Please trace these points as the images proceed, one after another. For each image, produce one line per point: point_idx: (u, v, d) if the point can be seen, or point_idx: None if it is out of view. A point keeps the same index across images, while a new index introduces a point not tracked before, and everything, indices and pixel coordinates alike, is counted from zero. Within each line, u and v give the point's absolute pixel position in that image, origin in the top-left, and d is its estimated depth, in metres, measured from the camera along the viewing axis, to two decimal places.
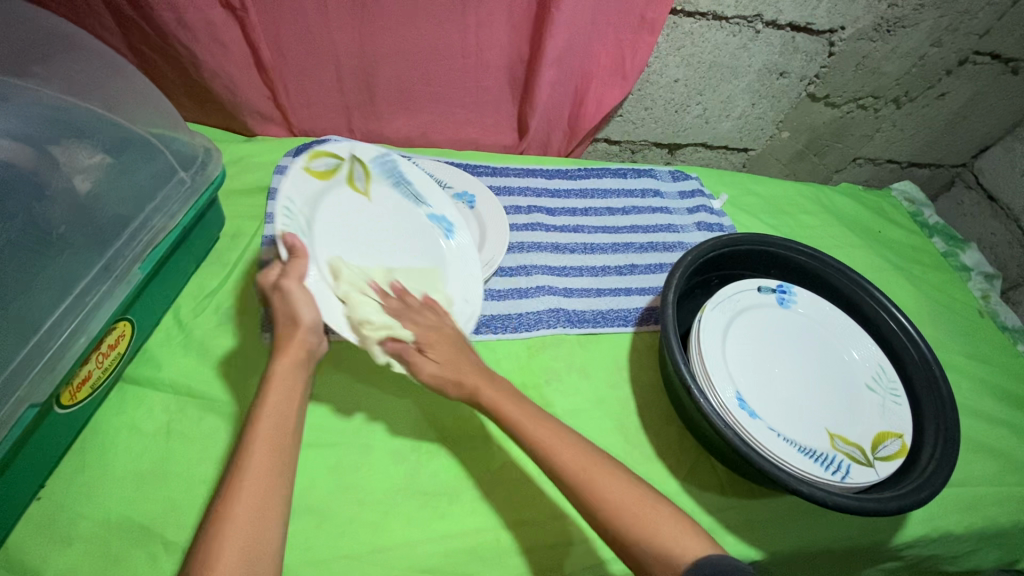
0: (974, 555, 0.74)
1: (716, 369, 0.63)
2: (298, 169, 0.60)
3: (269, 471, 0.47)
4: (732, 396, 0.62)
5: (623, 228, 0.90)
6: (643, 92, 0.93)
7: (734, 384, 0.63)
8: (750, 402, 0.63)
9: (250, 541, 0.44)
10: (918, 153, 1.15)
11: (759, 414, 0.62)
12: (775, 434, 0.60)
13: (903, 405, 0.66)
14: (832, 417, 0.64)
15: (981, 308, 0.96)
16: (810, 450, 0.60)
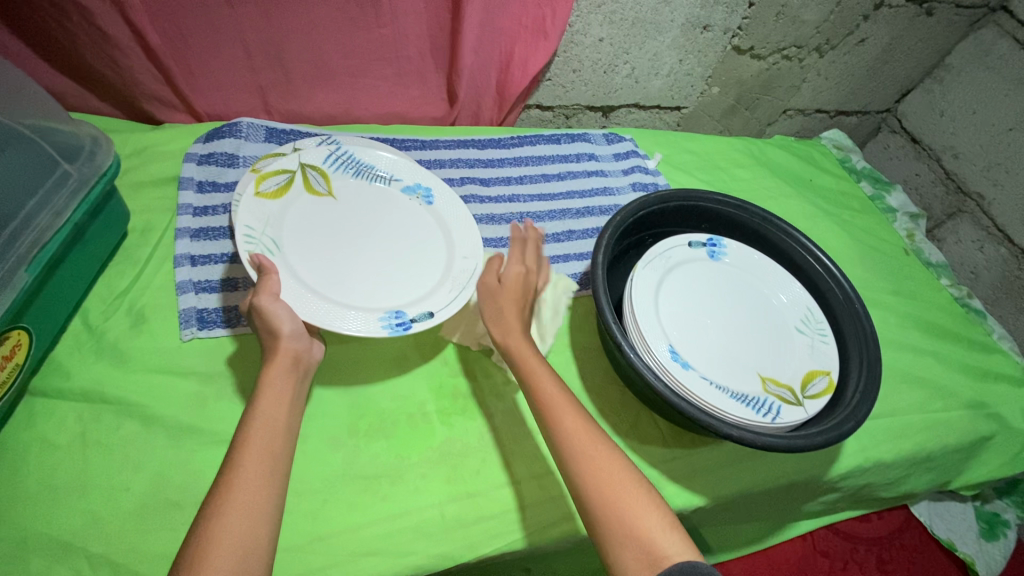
0: (906, 479, 0.79)
1: (649, 326, 0.63)
2: (246, 196, 0.63)
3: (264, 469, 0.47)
4: (665, 351, 0.62)
5: (559, 195, 0.89)
6: (569, 54, 0.91)
7: (667, 339, 0.64)
8: (684, 354, 0.63)
9: (247, 534, 0.43)
10: (844, 101, 1.17)
11: (692, 365, 0.63)
12: (709, 384, 0.61)
13: (830, 344, 0.68)
14: (764, 362, 0.65)
15: (908, 247, 1.00)
16: (743, 395, 0.61)
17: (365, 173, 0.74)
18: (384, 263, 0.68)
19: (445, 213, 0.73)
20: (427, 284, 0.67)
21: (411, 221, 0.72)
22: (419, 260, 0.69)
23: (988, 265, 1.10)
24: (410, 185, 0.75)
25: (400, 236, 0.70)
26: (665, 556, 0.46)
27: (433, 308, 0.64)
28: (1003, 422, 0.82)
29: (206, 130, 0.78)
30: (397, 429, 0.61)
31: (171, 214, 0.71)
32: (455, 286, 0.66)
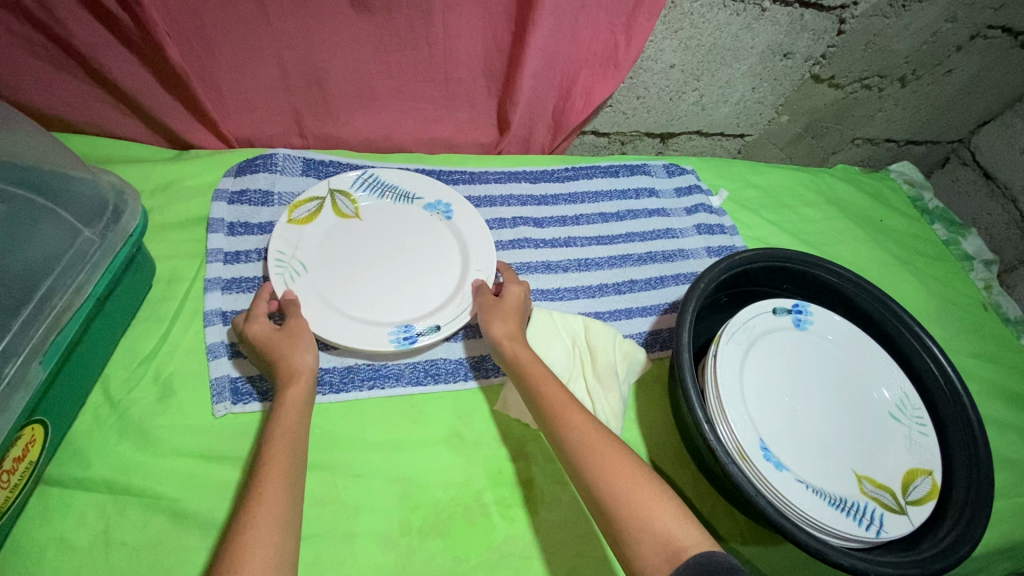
0: (987, 568, 0.73)
1: (739, 417, 0.56)
2: (279, 226, 0.64)
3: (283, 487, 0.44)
4: (756, 447, 0.55)
5: (618, 237, 0.81)
6: (635, 81, 0.82)
7: (757, 431, 0.57)
8: (775, 451, 0.57)
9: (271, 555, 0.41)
10: (916, 131, 1.08)
11: (785, 464, 0.56)
12: (805, 488, 0.54)
13: (930, 435, 0.60)
14: (860, 455, 0.59)
15: (985, 301, 0.93)
16: (841, 500, 0.55)
17: (390, 193, 0.72)
18: (398, 279, 0.66)
19: (461, 223, 0.71)
20: (436, 300, 0.65)
21: (426, 234, 0.70)
22: (434, 271, 0.67)
23: None
24: (431, 202, 0.72)
25: (419, 254, 0.68)
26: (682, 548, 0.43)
27: (440, 321, 0.62)
28: None
29: (238, 161, 0.70)
30: (454, 524, 0.54)
31: (200, 260, 0.64)
32: (463, 302, 0.64)
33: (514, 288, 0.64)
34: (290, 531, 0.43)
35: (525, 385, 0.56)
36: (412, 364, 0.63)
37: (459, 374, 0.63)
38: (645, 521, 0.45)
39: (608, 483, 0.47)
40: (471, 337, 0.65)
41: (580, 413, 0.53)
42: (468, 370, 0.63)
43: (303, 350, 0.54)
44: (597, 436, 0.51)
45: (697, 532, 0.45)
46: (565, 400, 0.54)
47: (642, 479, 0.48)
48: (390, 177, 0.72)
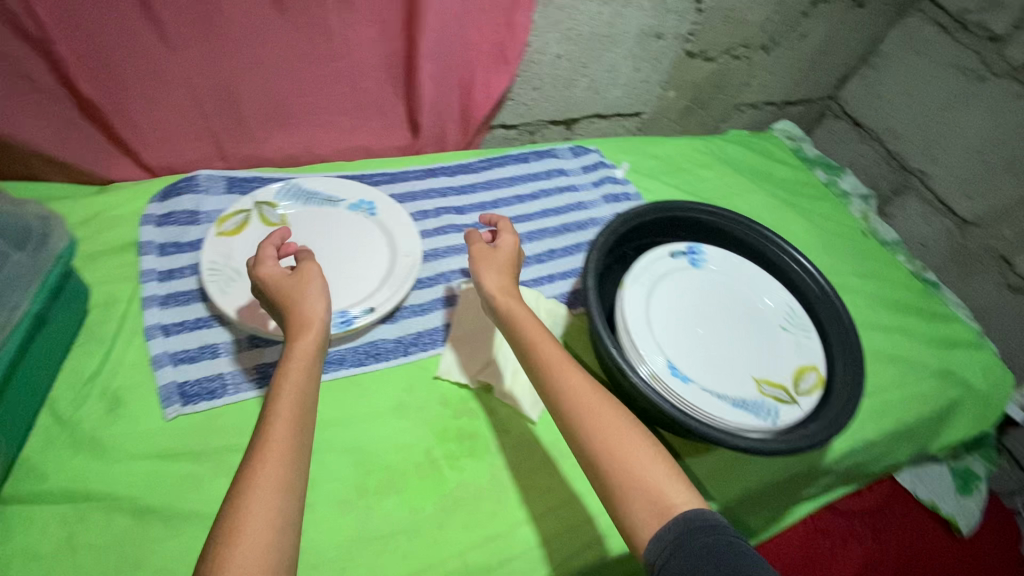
0: (891, 453, 0.83)
1: (647, 346, 0.64)
2: (209, 240, 0.68)
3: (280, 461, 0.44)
4: (665, 368, 0.63)
5: (535, 214, 0.89)
6: (529, 73, 0.91)
7: (665, 355, 0.65)
8: (683, 369, 0.64)
9: (269, 525, 0.41)
10: (790, 93, 1.22)
11: (692, 379, 0.64)
12: (711, 396, 0.62)
13: (813, 337, 0.70)
14: (757, 363, 0.67)
15: (864, 229, 1.06)
16: (743, 401, 0.63)
17: (315, 198, 0.77)
18: (331, 271, 0.70)
19: (386, 218, 0.77)
20: (369, 285, 0.70)
21: (353, 232, 0.75)
22: (364, 261, 0.72)
23: (935, 237, 1.15)
24: (354, 202, 0.78)
25: (349, 248, 0.73)
26: (673, 506, 0.47)
27: (373, 303, 0.67)
28: (969, 386, 0.88)
29: (162, 187, 0.74)
30: (407, 481, 0.59)
31: (135, 282, 0.67)
32: (394, 283, 0.69)
33: (507, 241, 0.66)
34: (293, 495, 0.44)
35: (526, 340, 0.57)
36: (353, 348, 0.67)
37: (398, 351, 0.68)
38: (642, 480, 0.48)
39: (608, 446, 0.50)
40: (406, 317, 0.71)
41: (581, 372, 0.55)
42: (407, 346, 0.68)
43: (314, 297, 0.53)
44: (593, 395, 0.53)
45: (687, 490, 0.48)
46: (568, 358, 0.56)
47: (638, 441, 0.51)
48: (313, 185, 0.78)
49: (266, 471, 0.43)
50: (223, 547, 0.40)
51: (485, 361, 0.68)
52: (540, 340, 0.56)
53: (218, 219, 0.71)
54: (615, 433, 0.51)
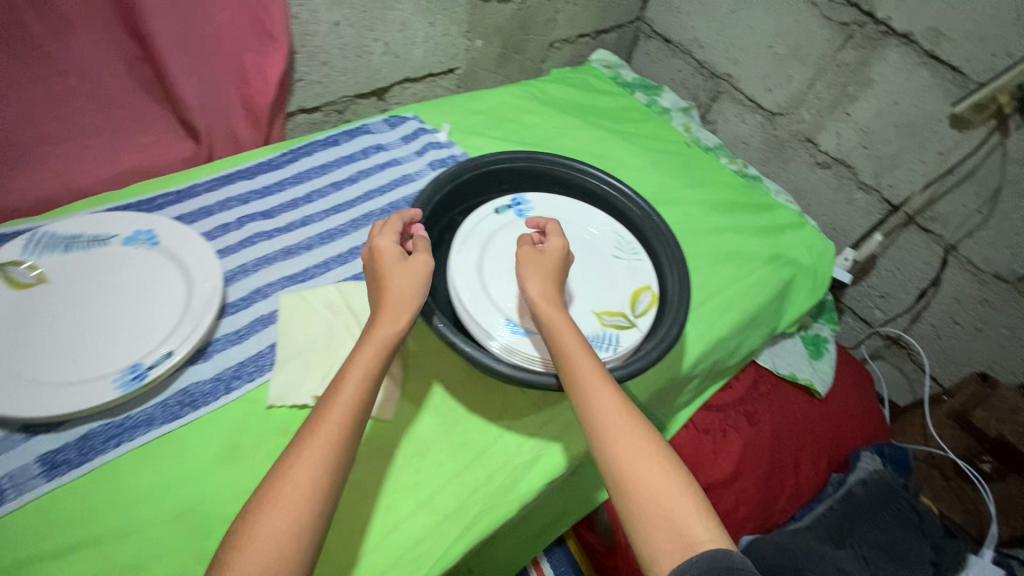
0: (745, 342, 0.89)
1: (481, 310, 0.62)
2: None
3: (319, 464, 0.47)
4: (502, 327, 0.61)
5: (357, 199, 0.82)
6: (309, 48, 0.83)
7: (503, 314, 0.63)
8: (523, 323, 0.63)
9: (284, 526, 0.44)
10: (599, 21, 1.23)
11: (533, 330, 0.63)
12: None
13: (644, 259, 0.72)
14: (595, 297, 0.67)
15: (688, 140, 1.10)
16: (586, 338, 0.63)
17: (76, 242, 0.65)
18: (113, 322, 0.60)
19: (173, 245, 0.67)
20: (165, 326, 0.61)
21: (134, 270, 0.65)
22: (153, 300, 0.63)
23: (753, 133, 1.23)
24: (129, 235, 0.67)
25: (133, 289, 0.63)
26: (697, 543, 0.48)
27: (172, 347, 0.59)
28: (800, 264, 0.95)
29: None
30: None
31: None
32: (194, 318, 0.61)
33: (556, 243, 0.63)
34: None
35: (557, 351, 0.56)
36: (161, 403, 0.59)
37: (219, 390, 0.60)
38: (671, 513, 0.49)
39: (637, 475, 0.51)
40: (221, 350, 0.63)
41: (609, 387, 0.55)
42: (228, 383, 0.61)
43: (401, 289, 0.55)
44: (619, 414, 0.54)
45: (714, 527, 0.49)
46: (600, 372, 0.55)
47: (670, 478, 0.51)
48: (69, 227, 0.66)
49: (301, 480, 0.46)
50: (239, 542, 0.44)
51: (322, 373, 0.62)
52: (572, 345, 0.56)
53: None
54: (634, 448, 0.53)
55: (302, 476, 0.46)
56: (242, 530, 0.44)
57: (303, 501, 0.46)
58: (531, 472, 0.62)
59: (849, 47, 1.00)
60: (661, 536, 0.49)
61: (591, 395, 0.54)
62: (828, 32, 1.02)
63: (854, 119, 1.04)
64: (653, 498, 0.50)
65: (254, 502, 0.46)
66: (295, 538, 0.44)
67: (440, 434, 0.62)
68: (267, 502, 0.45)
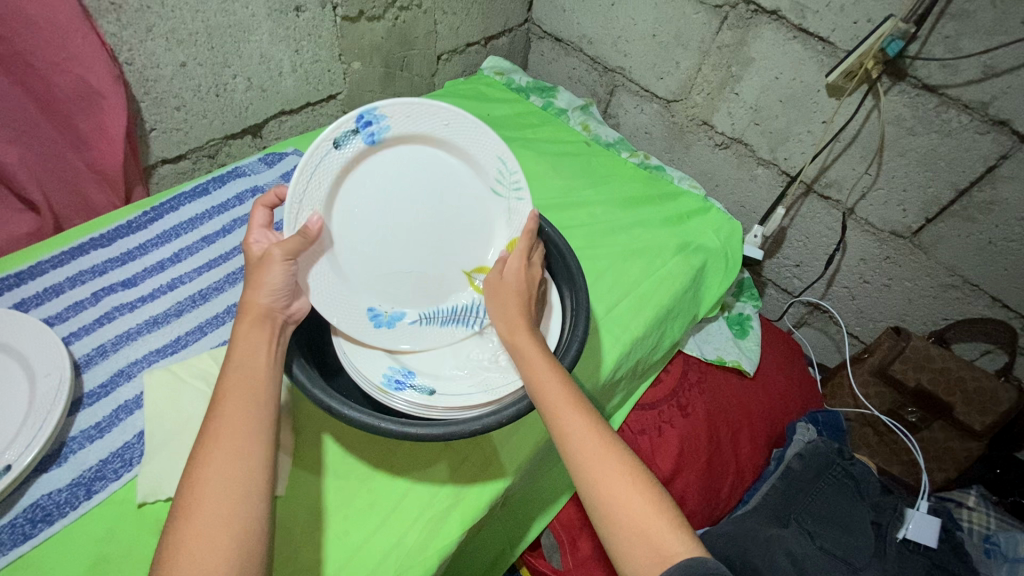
0: (667, 336, 0.88)
1: (337, 305, 0.56)
2: None
3: (238, 446, 0.43)
4: (364, 320, 0.58)
5: (234, 250, 0.75)
6: (155, 94, 0.76)
7: (363, 300, 0.59)
8: (387, 308, 0.61)
9: (223, 519, 0.41)
10: (485, 28, 1.21)
11: (399, 314, 0.61)
12: (418, 327, 0.62)
13: (525, 200, 0.63)
14: (466, 255, 0.63)
15: (587, 138, 1.09)
16: (454, 314, 0.63)
17: None
18: None
19: (8, 338, 0.58)
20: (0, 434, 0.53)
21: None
22: None
23: (653, 122, 1.23)
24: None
25: None
26: (674, 557, 0.45)
27: (10, 458, 0.51)
28: (708, 248, 0.95)
29: None
30: None
31: None
32: (37, 419, 0.54)
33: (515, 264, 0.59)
34: None
35: (527, 371, 0.53)
36: (9, 523, 0.51)
37: (78, 498, 0.53)
38: (648, 529, 0.47)
39: (612, 493, 0.48)
40: (79, 449, 0.56)
41: (583, 412, 0.51)
42: (88, 487, 0.54)
43: (272, 287, 0.50)
44: (597, 440, 0.50)
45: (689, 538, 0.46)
46: (572, 394, 0.52)
47: (644, 494, 0.48)
48: None
49: (224, 483, 0.42)
50: (169, 557, 0.39)
51: None
52: (539, 364, 0.53)
53: None
54: (614, 477, 0.48)
55: (224, 468, 0.42)
56: (173, 536, 0.40)
57: (234, 489, 0.42)
58: (447, 524, 0.57)
59: (725, 28, 1.01)
60: (639, 553, 0.46)
61: (562, 416, 0.51)
62: (703, 16, 1.02)
63: (742, 98, 1.06)
64: (629, 515, 0.47)
65: (176, 514, 0.41)
66: (236, 537, 0.40)
67: (342, 501, 0.57)
68: (192, 508, 0.41)
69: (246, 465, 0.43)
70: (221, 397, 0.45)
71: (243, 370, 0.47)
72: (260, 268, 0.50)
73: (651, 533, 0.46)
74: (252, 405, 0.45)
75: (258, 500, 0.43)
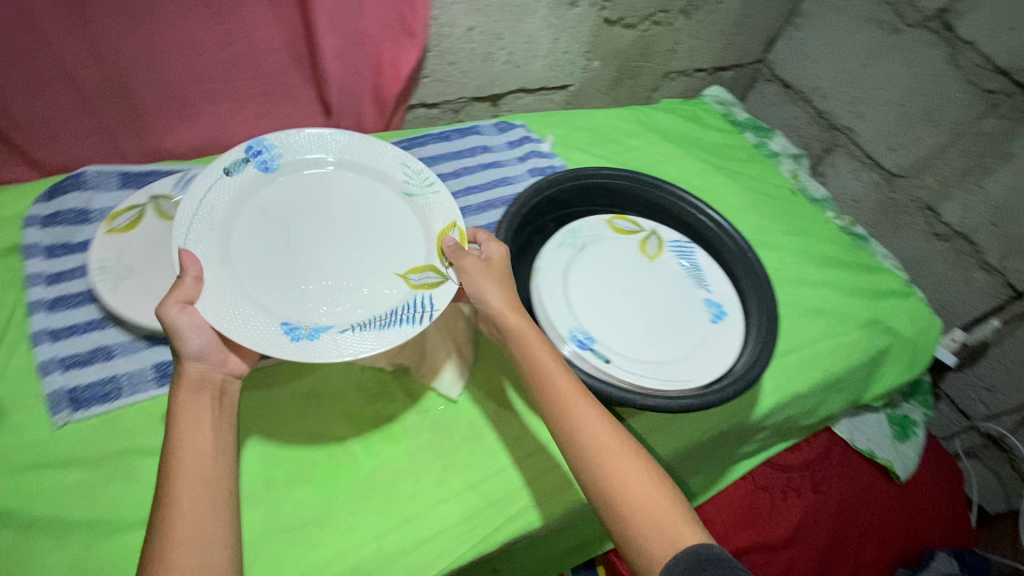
0: (824, 405, 0.85)
1: (246, 323, 0.52)
2: (99, 239, 0.64)
3: (205, 500, 0.46)
4: (279, 337, 0.52)
5: (457, 192, 0.87)
6: (442, 48, 0.89)
7: (274, 317, 0.54)
8: (306, 322, 0.55)
9: (199, 561, 0.44)
10: (719, 58, 1.23)
11: (320, 330, 0.55)
12: (352, 333, 0.54)
13: (439, 188, 0.65)
14: (375, 274, 0.60)
15: (795, 188, 1.07)
16: (389, 316, 0.56)
17: None
18: None
19: None
20: None
21: None
22: None
23: (865, 192, 1.16)
24: None
25: None
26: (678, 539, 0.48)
27: None
28: (897, 334, 0.89)
29: (48, 186, 0.69)
30: (317, 469, 0.58)
31: (20, 286, 0.63)
32: None
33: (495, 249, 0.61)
34: None
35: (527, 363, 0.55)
36: None
37: None
38: (652, 517, 0.49)
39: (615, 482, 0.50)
40: None
41: (590, 403, 0.53)
42: None
43: (196, 340, 0.50)
44: (606, 432, 0.52)
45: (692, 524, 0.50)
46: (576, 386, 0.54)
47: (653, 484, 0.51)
48: None
49: (188, 542, 0.44)
50: None
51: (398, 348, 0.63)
52: (538, 351, 0.55)
53: (107, 217, 0.67)
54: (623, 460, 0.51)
55: (191, 534, 0.45)
56: None
57: (197, 554, 0.44)
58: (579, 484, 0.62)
59: (992, 115, 0.94)
60: (646, 536, 0.49)
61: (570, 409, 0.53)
62: (968, 98, 0.96)
63: (985, 193, 0.97)
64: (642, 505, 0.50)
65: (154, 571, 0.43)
66: None
67: (498, 427, 0.64)
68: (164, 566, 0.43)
69: (211, 532, 0.45)
70: (172, 474, 0.46)
71: (194, 447, 0.48)
72: (163, 328, 0.49)
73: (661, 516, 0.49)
74: (214, 479, 0.47)
75: (226, 561, 0.45)
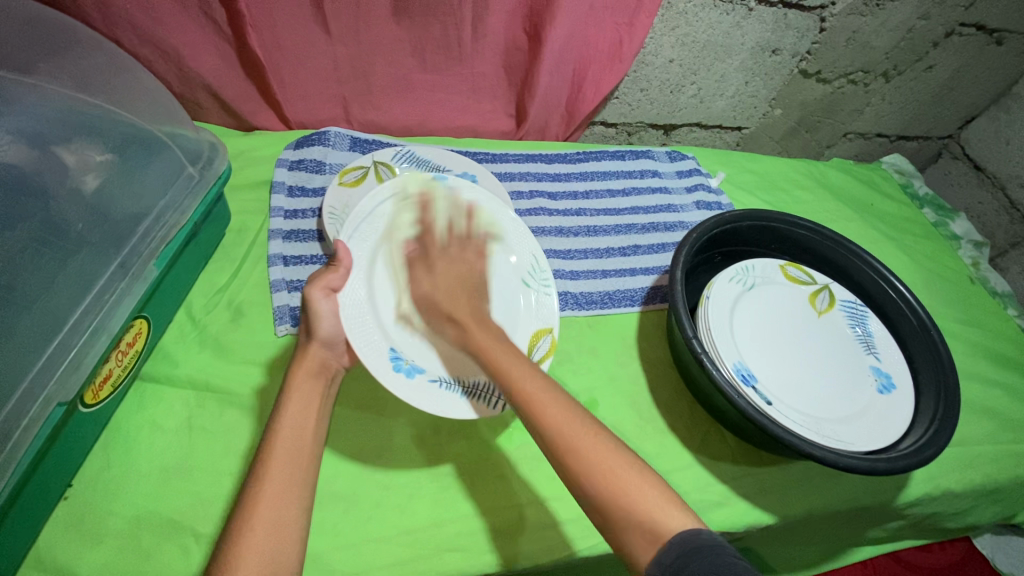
0: (973, 510, 0.79)
1: (364, 337, 0.56)
2: (332, 189, 0.74)
3: (291, 482, 0.46)
4: (384, 359, 0.57)
5: (623, 210, 0.91)
6: (639, 74, 0.94)
7: (385, 339, 0.58)
8: (409, 356, 0.59)
9: (273, 556, 0.42)
10: (907, 126, 1.17)
11: (417, 369, 0.58)
12: (438, 386, 0.58)
13: (553, 292, 0.67)
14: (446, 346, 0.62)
15: (974, 276, 1.00)
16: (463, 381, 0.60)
17: (424, 165, 0.82)
18: None
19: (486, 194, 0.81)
20: None
21: None
22: None
23: None
24: (459, 173, 0.82)
25: None
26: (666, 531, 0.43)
27: None
28: None
29: (296, 138, 0.82)
30: (475, 430, 0.64)
31: (263, 216, 0.76)
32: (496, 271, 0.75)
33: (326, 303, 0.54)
34: None
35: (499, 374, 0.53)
36: None
37: None
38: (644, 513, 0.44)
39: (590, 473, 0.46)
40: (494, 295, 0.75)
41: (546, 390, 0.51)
42: None
43: (327, 337, 0.54)
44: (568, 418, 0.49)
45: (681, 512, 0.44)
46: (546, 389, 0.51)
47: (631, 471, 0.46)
48: (423, 152, 0.83)
49: (269, 519, 0.44)
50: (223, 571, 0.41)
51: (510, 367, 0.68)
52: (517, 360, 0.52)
53: (340, 172, 0.77)
54: (593, 446, 0.47)
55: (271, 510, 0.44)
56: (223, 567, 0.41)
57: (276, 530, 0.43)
58: (712, 513, 0.62)
59: None
60: (628, 528, 0.44)
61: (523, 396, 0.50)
62: None
63: None
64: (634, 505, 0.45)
65: (229, 556, 0.42)
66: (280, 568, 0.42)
67: (638, 437, 0.67)
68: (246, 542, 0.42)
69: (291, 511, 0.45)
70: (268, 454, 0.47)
71: (294, 428, 0.49)
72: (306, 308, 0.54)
73: (643, 505, 0.44)
74: (300, 464, 0.47)
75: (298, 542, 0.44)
